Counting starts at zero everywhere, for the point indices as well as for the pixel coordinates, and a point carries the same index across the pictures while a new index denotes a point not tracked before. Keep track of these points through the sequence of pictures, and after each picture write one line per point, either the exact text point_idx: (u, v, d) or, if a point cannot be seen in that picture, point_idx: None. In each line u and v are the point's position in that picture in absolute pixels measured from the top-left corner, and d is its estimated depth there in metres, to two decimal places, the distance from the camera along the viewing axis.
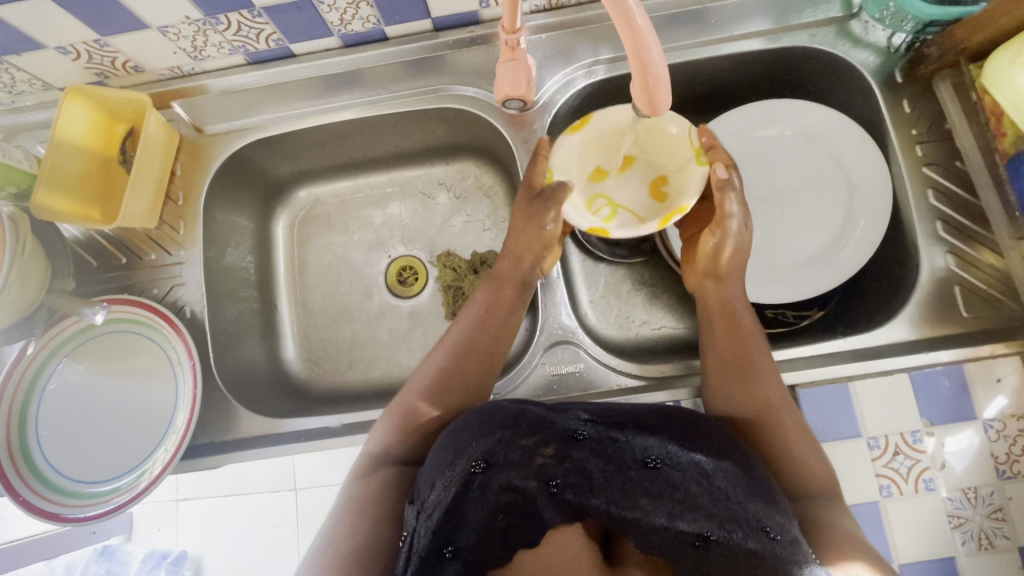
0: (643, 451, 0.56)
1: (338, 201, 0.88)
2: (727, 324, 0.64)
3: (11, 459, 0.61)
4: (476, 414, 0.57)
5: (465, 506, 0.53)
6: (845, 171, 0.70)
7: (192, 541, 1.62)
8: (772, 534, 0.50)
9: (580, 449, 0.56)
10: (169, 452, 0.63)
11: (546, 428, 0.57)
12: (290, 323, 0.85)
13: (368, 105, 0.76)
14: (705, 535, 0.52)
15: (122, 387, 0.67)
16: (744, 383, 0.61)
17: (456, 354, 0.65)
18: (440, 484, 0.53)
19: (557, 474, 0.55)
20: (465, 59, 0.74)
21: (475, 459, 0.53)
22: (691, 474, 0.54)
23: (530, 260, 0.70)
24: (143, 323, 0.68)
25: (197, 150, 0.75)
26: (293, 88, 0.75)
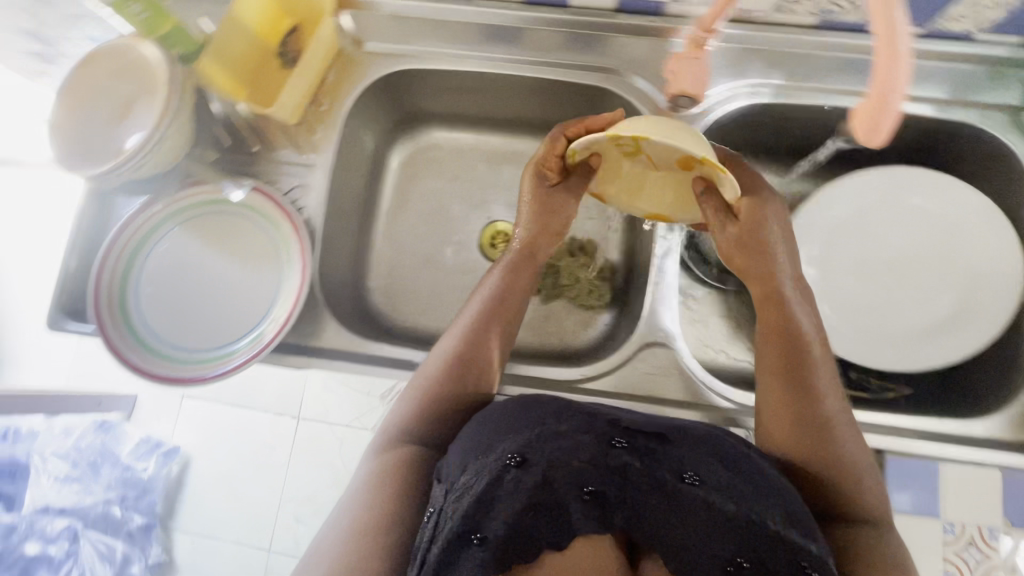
0: (676, 468, 0.57)
1: (455, 151, 0.89)
2: (783, 373, 0.62)
3: (112, 327, 0.63)
4: (516, 406, 0.60)
5: (497, 496, 0.55)
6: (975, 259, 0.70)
7: (186, 441, 1.67)
8: (805, 566, 0.53)
9: (616, 455, 0.58)
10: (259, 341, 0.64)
11: (585, 430, 0.59)
12: (380, 254, 0.86)
13: (526, 66, 0.76)
14: (736, 559, 0.55)
15: (218, 264, 0.68)
16: (814, 441, 0.60)
17: (463, 345, 0.67)
18: (472, 469, 0.56)
19: (590, 480, 0.57)
20: (633, 46, 0.74)
21: (510, 452, 0.56)
22: (724, 500, 0.55)
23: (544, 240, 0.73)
24: (251, 210, 0.69)
25: (350, 62, 0.75)
26: (459, 29, 0.76)
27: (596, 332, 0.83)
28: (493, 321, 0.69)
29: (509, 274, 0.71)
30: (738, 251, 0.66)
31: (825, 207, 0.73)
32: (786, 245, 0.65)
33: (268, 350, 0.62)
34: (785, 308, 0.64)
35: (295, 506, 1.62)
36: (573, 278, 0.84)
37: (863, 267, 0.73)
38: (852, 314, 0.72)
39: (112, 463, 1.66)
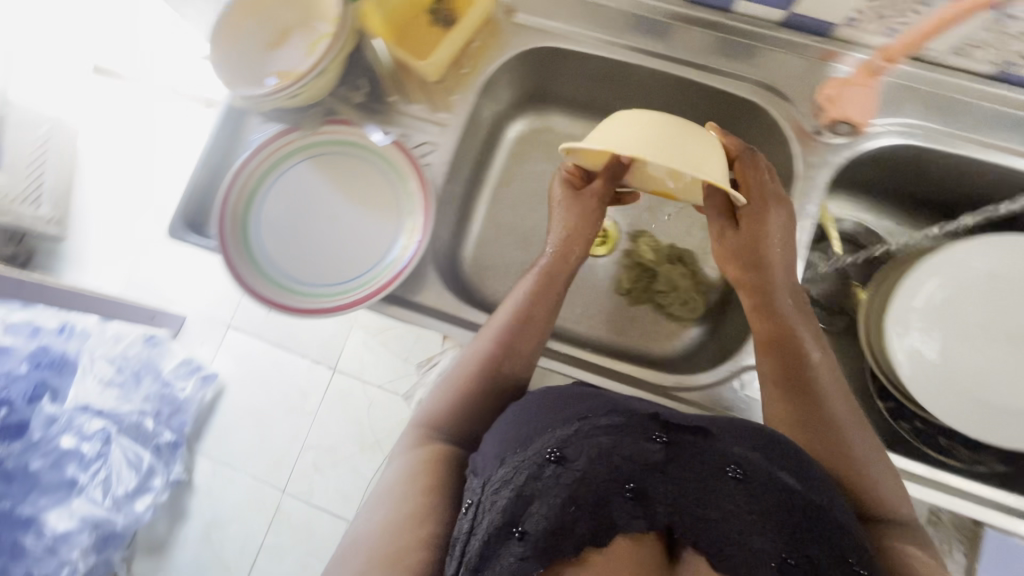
0: (719, 459, 0.55)
1: (570, 137, 0.88)
2: (783, 382, 0.64)
3: (235, 258, 0.65)
4: (554, 402, 0.59)
5: (539, 489, 0.53)
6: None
7: (224, 368, 1.79)
8: (851, 562, 0.51)
9: (659, 450, 0.55)
10: (374, 283, 0.65)
11: (625, 424, 0.56)
12: (479, 226, 0.86)
13: (670, 64, 0.74)
14: (783, 557, 0.50)
15: (333, 202, 0.69)
16: (819, 441, 0.61)
17: (489, 344, 0.67)
18: (509, 462, 0.55)
19: (631, 475, 0.54)
20: (789, 64, 0.71)
21: (548, 448, 0.55)
22: (769, 496, 0.53)
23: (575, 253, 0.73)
24: (370, 151, 0.69)
25: (498, 30, 0.75)
26: (612, 18, 0.75)
27: (678, 346, 0.83)
28: (523, 322, 0.69)
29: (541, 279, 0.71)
30: (738, 261, 0.68)
31: (953, 263, 0.70)
32: (784, 244, 0.66)
33: (390, 289, 0.64)
34: (789, 318, 0.65)
35: (316, 453, 1.71)
36: (671, 286, 0.83)
37: (982, 333, 0.70)
38: (959, 376, 0.69)
39: (154, 376, 1.72)
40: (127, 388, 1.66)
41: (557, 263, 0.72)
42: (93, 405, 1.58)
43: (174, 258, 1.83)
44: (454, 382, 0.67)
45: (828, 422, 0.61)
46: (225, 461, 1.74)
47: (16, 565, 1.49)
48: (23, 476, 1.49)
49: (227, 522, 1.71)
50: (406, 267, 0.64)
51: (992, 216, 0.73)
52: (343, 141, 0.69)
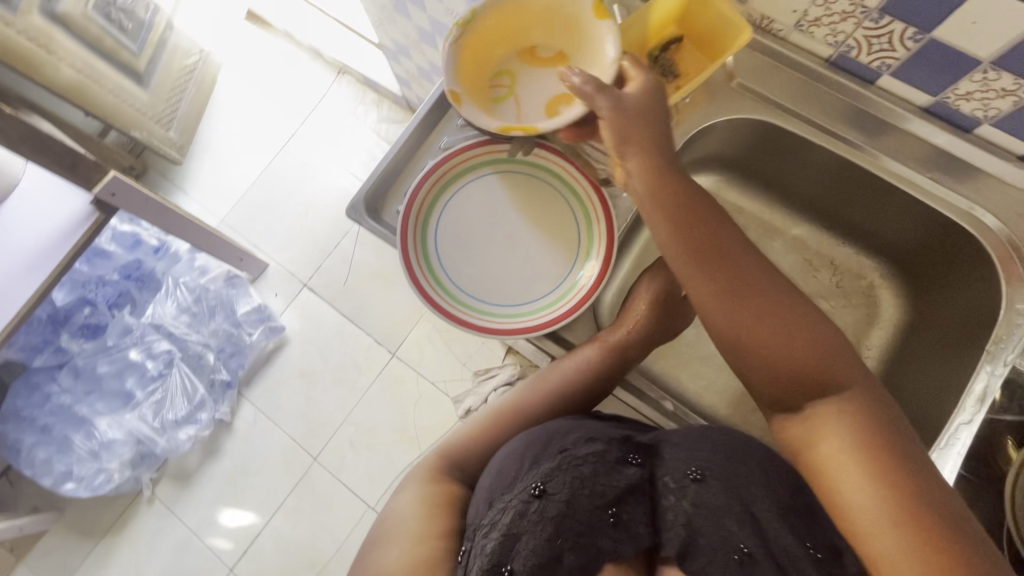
0: (679, 473, 0.56)
1: (732, 208, 0.88)
2: (694, 258, 0.54)
3: (417, 266, 0.65)
4: (536, 439, 0.59)
5: (526, 525, 0.53)
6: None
7: (291, 324, 1.80)
8: (816, 553, 0.49)
9: (630, 470, 0.57)
10: (548, 316, 0.65)
11: (590, 444, 0.58)
12: (625, 273, 0.85)
13: (880, 169, 0.71)
14: (743, 549, 0.51)
15: (509, 216, 0.68)
16: (742, 326, 0.52)
17: (551, 386, 0.68)
18: (500, 505, 0.54)
19: (607, 499, 0.55)
20: (1015, 197, 0.67)
21: (533, 483, 0.54)
22: (727, 503, 0.53)
23: (657, 329, 0.71)
24: (556, 176, 0.68)
25: (711, 93, 0.74)
26: (831, 108, 0.72)
27: None
28: (600, 369, 0.67)
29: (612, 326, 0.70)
30: (626, 120, 0.57)
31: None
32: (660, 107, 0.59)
33: (572, 319, 0.64)
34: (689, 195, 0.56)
35: (356, 430, 1.70)
36: None
37: None
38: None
39: (226, 315, 1.72)
40: (200, 318, 1.68)
41: (630, 343, 0.69)
42: (165, 326, 1.63)
43: (272, 208, 1.88)
44: (506, 415, 0.68)
45: (749, 299, 0.52)
46: (268, 413, 1.73)
47: (60, 459, 1.54)
48: (90, 375, 1.56)
49: (254, 473, 1.69)
50: (587, 298, 0.64)
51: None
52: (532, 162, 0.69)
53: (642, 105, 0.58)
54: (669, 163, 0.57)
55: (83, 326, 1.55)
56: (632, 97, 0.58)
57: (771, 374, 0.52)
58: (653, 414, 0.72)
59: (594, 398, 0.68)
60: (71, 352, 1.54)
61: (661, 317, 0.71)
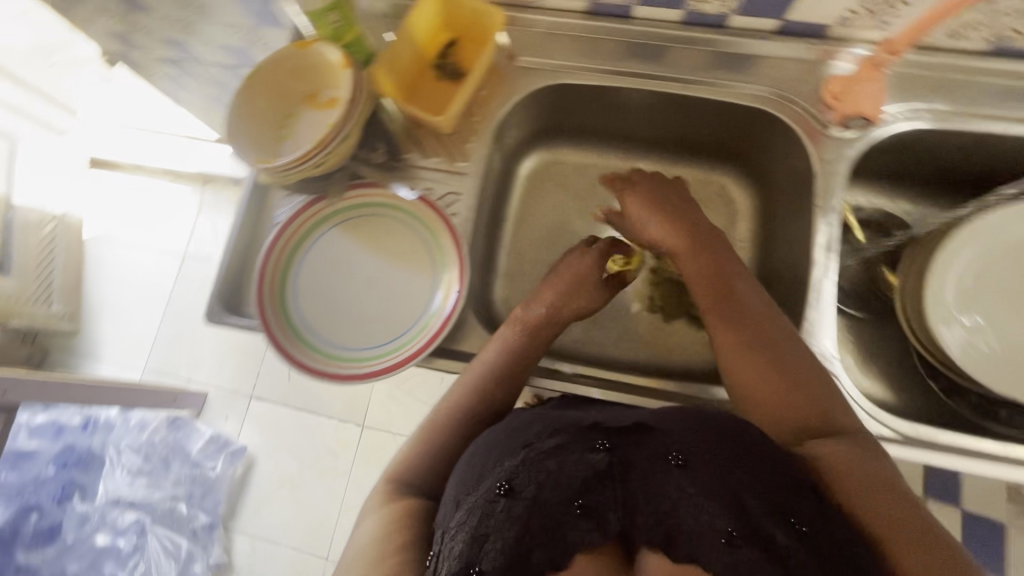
0: (656, 454, 0.52)
1: (579, 166, 0.92)
2: (716, 299, 0.66)
3: (278, 330, 0.64)
4: (506, 434, 0.58)
5: (490, 522, 0.49)
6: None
7: (252, 440, 1.72)
8: (799, 525, 0.47)
9: (602, 455, 0.53)
10: (417, 345, 0.64)
11: (555, 434, 0.55)
12: (504, 264, 0.87)
13: (672, 86, 0.76)
14: (729, 531, 0.46)
15: (366, 262, 0.69)
16: (752, 354, 0.62)
17: (470, 379, 0.67)
18: (466, 507, 0.52)
19: (576, 489, 0.51)
20: (788, 68, 0.74)
21: (498, 480, 0.52)
22: (707, 480, 0.50)
23: (571, 304, 0.72)
24: (403, 212, 0.70)
25: (503, 76, 0.77)
26: (611, 49, 0.77)
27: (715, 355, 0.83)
28: (517, 353, 0.68)
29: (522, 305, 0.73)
30: (635, 200, 0.72)
31: (987, 245, 0.72)
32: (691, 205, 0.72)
33: (437, 344, 0.63)
34: (712, 269, 0.68)
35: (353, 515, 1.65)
36: None
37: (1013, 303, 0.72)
38: (1010, 350, 0.71)
39: (182, 459, 1.66)
40: (156, 474, 1.62)
41: (546, 322, 0.70)
42: (123, 498, 1.56)
43: (189, 337, 1.82)
44: (438, 428, 0.67)
45: (770, 345, 0.62)
46: (262, 537, 1.65)
47: None
48: None
49: None
50: (454, 311, 0.65)
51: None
52: (378, 205, 0.70)
53: (657, 193, 0.72)
54: (698, 231, 0.70)
55: (36, 534, 1.44)
56: (643, 185, 0.73)
57: (772, 394, 0.60)
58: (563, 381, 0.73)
59: (515, 387, 0.68)
60: (34, 565, 1.42)
61: (571, 285, 0.72)
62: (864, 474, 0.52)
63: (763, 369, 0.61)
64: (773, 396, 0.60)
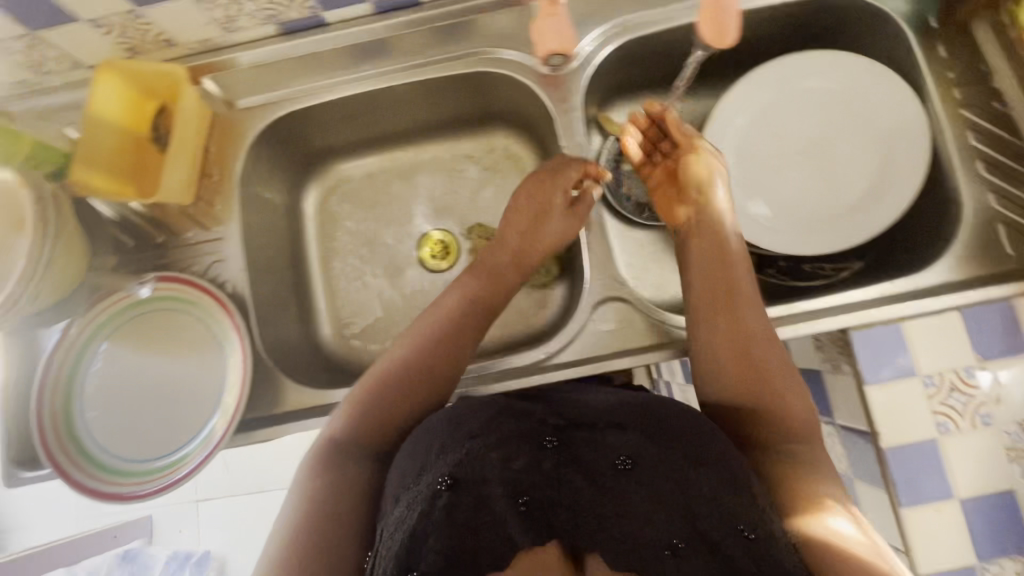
0: (607, 454, 0.51)
1: (366, 177, 0.89)
2: (726, 297, 0.61)
3: (76, 470, 0.61)
4: (445, 422, 0.54)
5: (430, 527, 0.47)
6: (880, 120, 0.70)
7: (213, 543, 1.63)
8: (746, 532, 0.46)
9: (551, 456, 0.52)
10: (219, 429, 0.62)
11: (504, 435, 0.52)
12: (324, 301, 0.86)
13: (400, 75, 0.75)
14: (673, 542, 0.48)
15: (155, 365, 0.67)
16: (739, 334, 0.59)
17: (431, 329, 0.66)
18: (406, 500, 0.50)
19: (524, 486, 0.50)
20: (496, 23, 0.73)
21: (439, 476, 0.49)
22: (661, 480, 0.50)
23: (524, 257, 0.71)
24: (179, 301, 0.68)
25: (229, 125, 0.74)
26: (325, 60, 0.74)
27: (553, 309, 0.83)
28: (474, 307, 0.68)
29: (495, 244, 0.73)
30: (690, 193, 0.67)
31: (727, 122, 0.74)
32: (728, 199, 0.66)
33: (235, 425, 0.61)
34: (714, 253, 0.63)
35: None
36: None
37: (778, 161, 0.73)
38: (782, 209, 0.72)
39: None
40: None
41: (511, 268, 0.70)
42: None
43: None
44: (375, 394, 0.62)
45: (762, 345, 0.58)
46: None
47: None
48: None
49: None
50: (241, 395, 0.62)
51: (722, 70, 0.79)
52: (152, 302, 0.68)
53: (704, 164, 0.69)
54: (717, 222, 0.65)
55: None
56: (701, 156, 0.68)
57: (740, 371, 0.57)
58: None
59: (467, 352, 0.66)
60: None
61: (533, 218, 0.70)
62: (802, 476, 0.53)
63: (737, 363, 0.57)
64: (737, 374, 0.57)
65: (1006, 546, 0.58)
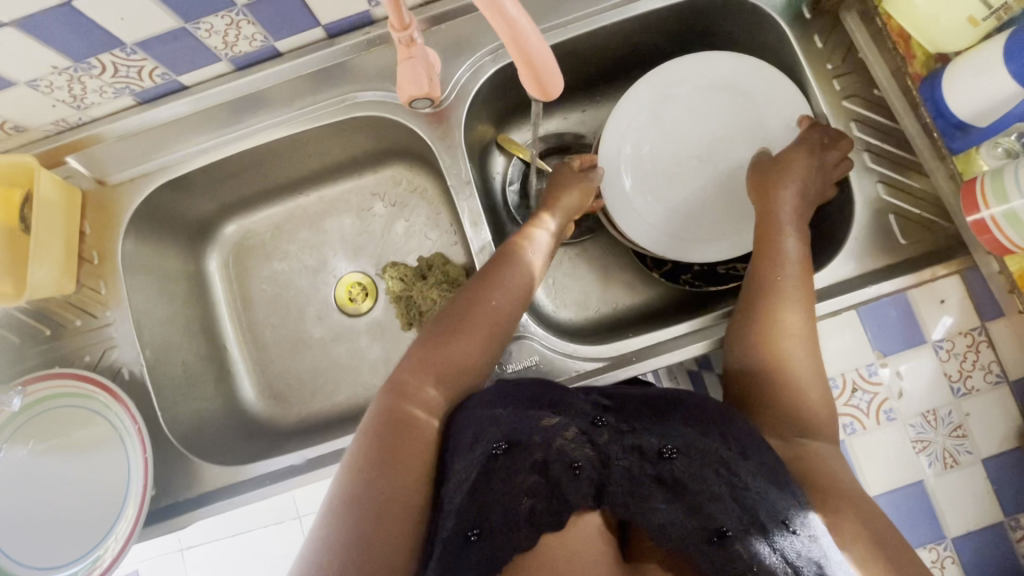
0: (654, 437, 0.48)
1: (271, 228, 0.86)
2: (768, 282, 0.57)
3: None
4: (500, 392, 0.52)
5: (489, 487, 0.47)
6: (761, 116, 0.67)
7: None
8: (791, 527, 0.44)
9: (602, 433, 0.49)
10: (123, 538, 0.63)
11: (557, 407, 0.50)
12: (243, 362, 0.83)
13: (273, 129, 0.71)
14: (722, 529, 0.45)
15: (58, 467, 0.65)
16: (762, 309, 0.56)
17: (485, 281, 0.59)
18: (461, 466, 0.48)
19: (579, 455, 0.48)
20: (367, 62, 0.69)
21: (495, 441, 0.48)
22: (710, 461, 0.47)
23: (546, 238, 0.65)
24: (73, 397, 0.66)
25: (103, 204, 0.70)
26: (193, 122, 0.70)
27: None
28: (513, 276, 0.60)
29: (504, 256, 0.62)
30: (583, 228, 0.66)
31: (619, 133, 0.70)
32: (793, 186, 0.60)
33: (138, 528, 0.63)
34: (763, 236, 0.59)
35: None
36: (429, 305, 0.79)
37: (677, 171, 0.70)
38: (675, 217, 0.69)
39: None
40: None
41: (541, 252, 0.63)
42: None
43: None
44: (432, 339, 0.56)
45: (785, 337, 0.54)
46: None
47: None
48: None
49: None
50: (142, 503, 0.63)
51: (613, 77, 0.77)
52: (41, 404, 0.65)
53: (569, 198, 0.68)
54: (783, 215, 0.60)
55: None
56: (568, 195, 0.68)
57: (754, 342, 0.55)
58: (305, 479, 0.67)
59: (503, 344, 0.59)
60: None
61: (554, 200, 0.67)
62: (820, 469, 0.48)
63: (763, 337, 0.54)
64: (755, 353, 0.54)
65: (922, 536, 0.59)
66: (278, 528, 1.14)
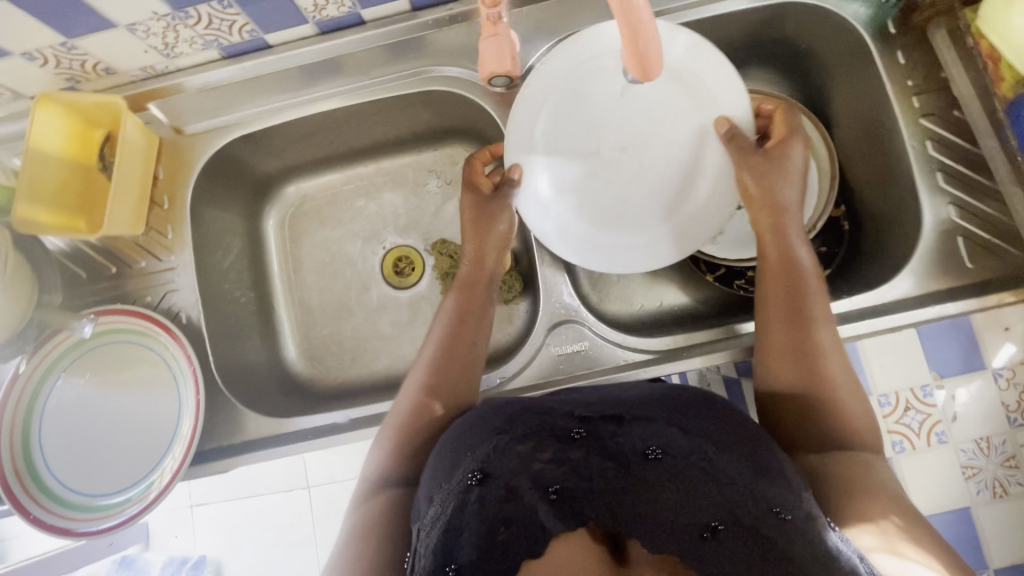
0: (637, 441, 0.49)
1: (328, 195, 0.87)
2: (790, 295, 0.55)
3: (37, 508, 0.61)
4: (465, 425, 0.50)
5: (466, 517, 0.45)
6: (692, 97, 0.61)
7: None
8: (783, 515, 0.42)
9: (579, 447, 0.49)
10: (178, 459, 0.65)
11: (530, 428, 0.50)
12: (289, 323, 0.85)
13: (347, 96, 0.73)
14: (711, 523, 0.44)
15: (112, 399, 0.68)
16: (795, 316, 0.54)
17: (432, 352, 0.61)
18: (439, 498, 0.47)
19: (555, 477, 0.48)
20: (446, 38, 0.71)
21: (469, 470, 0.47)
22: (693, 460, 0.46)
23: (489, 262, 0.64)
24: (134, 331, 0.68)
25: (177, 152, 0.73)
26: (270, 81, 0.72)
27: (517, 324, 0.79)
28: (452, 338, 0.62)
29: (463, 291, 0.64)
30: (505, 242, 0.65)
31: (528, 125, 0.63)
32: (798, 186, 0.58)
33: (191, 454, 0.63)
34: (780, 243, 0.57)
35: None
36: None
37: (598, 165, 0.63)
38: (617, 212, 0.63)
39: None
40: None
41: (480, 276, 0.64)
42: None
43: None
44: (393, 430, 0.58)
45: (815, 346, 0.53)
46: None
47: None
48: None
49: None
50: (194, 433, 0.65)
51: None
52: (100, 337, 0.67)
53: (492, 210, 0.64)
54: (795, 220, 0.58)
55: None
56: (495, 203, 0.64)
57: (794, 351, 0.53)
58: (347, 438, 0.69)
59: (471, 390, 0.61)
60: None
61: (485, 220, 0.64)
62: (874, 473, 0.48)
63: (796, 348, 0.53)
64: (797, 363, 0.53)
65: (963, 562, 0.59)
66: (289, 494, 1.16)
